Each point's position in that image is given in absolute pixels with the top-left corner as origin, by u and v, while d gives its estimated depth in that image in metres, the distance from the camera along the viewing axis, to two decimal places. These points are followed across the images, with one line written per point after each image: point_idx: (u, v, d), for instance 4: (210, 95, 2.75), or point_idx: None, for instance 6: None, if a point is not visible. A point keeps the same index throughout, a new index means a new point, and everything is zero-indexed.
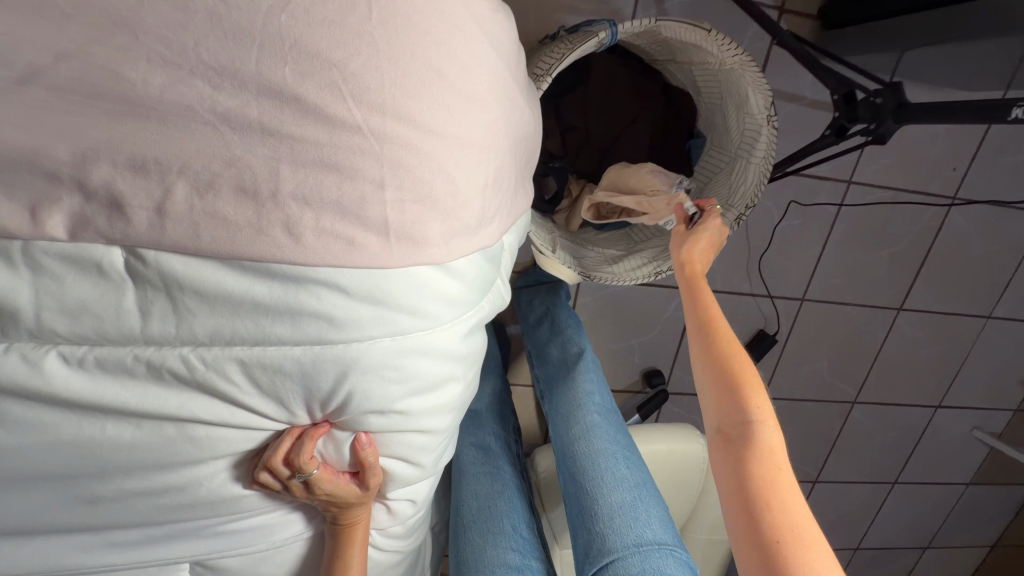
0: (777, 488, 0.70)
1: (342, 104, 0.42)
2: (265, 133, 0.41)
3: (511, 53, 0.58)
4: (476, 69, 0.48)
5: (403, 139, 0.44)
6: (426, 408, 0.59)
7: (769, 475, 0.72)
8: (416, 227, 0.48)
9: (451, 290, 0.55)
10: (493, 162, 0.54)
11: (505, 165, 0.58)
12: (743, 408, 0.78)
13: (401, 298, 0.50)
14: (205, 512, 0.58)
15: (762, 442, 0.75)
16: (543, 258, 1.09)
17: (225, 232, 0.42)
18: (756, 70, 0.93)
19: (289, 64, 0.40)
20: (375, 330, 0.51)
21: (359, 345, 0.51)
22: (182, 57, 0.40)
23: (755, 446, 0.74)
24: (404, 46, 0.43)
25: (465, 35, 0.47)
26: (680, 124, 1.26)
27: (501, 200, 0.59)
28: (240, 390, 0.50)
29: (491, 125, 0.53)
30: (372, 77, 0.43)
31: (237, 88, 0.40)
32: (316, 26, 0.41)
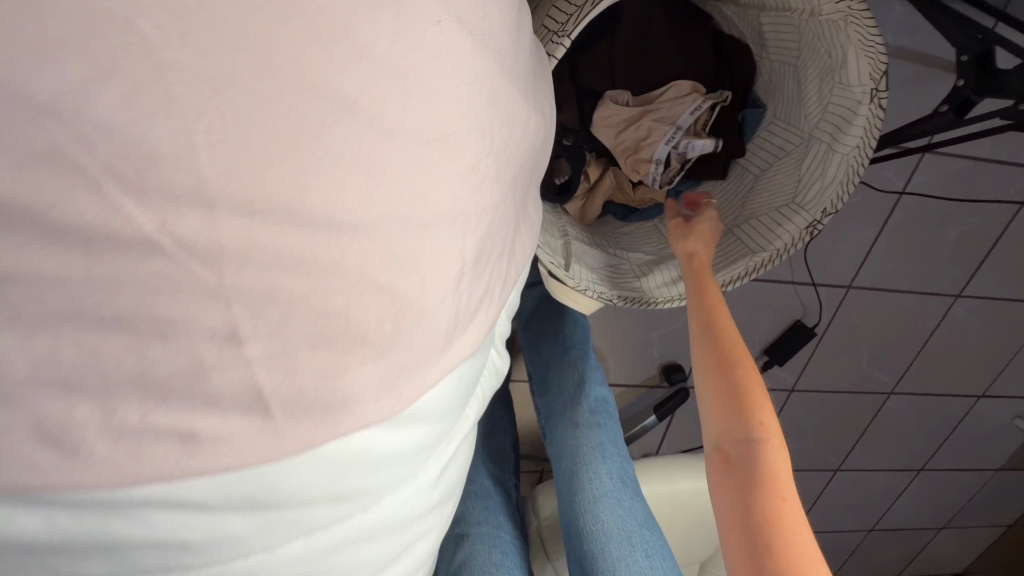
0: (783, 516, 0.65)
1: (177, 206, 0.26)
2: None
3: (489, 65, 0.38)
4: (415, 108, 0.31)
5: (278, 257, 0.29)
6: (384, 559, 0.45)
7: (774, 505, 0.66)
8: (326, 383, 0.32)
9: (392, 438, 0.38)
10: (456, 250, 0.36)
11: (482, 239, 0.40)
12: (743, 423, 0.72)
13: (302, 476, 0.34)
14: None
15: (768, 463, 0.69)
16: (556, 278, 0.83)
17: None
18: (871, 19, 0.65)
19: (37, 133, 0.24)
20: (273, 517, 0.34)
21: (251, 537, 0.34)
22: None
23: (760, 469, 0.69)
24: (256, 106, 0.27)
25: (379, 70, 0.30)
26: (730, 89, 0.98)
27: (476, 286, 0.41)
28: None
29: (444, 198, 0.35)
30: (208, 162, 0.27)
31: None
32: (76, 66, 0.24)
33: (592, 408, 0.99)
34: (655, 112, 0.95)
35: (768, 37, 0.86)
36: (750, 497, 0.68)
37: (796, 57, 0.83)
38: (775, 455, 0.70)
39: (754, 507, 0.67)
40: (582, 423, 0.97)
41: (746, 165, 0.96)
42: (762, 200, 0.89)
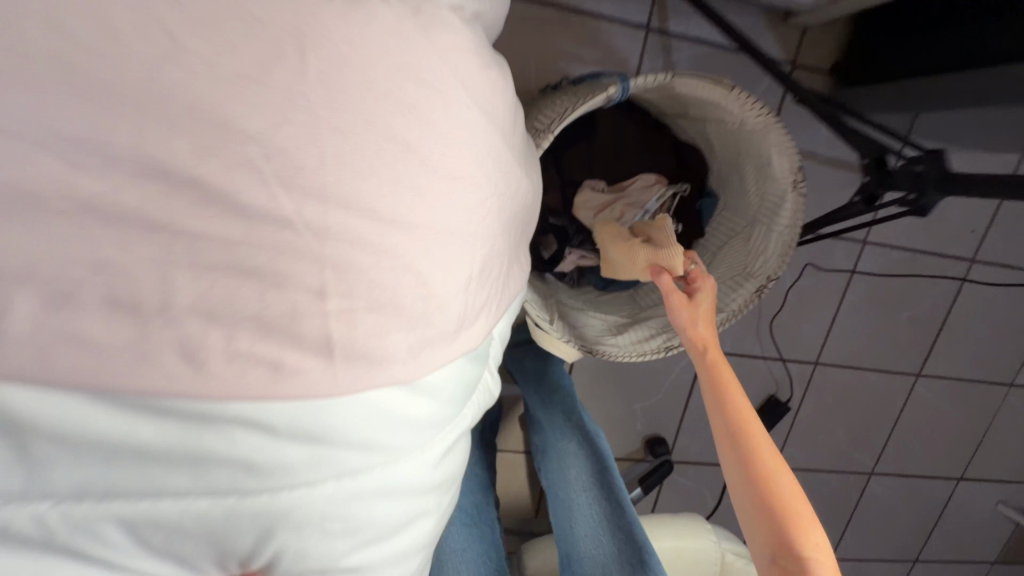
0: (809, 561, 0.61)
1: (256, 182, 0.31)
2: (150, 228, 0.29)
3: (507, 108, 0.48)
4: (458, 139, 0.39)
5: (352, 236, 0.34)
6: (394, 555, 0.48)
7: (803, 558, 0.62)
8: (369, 344, 0.37)
9: (420, 411, 0.43)
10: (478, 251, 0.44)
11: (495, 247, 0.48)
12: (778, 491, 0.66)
13: (348, 434, 0.38)
14: None
15: (799, 514, 0.64)
16: (541, 330, 0.95)
17: (90, 361, 0.30)
18: (781, 131, 0.86)
19: (183, 133, 0.29)
20: (313, 474, 0.38)
21: (292, 492, 0.38)
22: (21, 123, 0.27)
23: (781, 519, 0.64)
24: (349, 108, 0.34)
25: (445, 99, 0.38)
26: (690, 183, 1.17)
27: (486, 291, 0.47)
28: (128, 554, 0.37)
29: (476, 208, 0.42)
30: (307, 155, 0.32)
31: (105, 164, 0.28)
32: (231, 81, 0.31)
33: (587, 441, 1.05)
34: (626, 198, 1.12)
35: (713, 145, 1.07)
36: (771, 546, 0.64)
37: (733, 160, 1.04)
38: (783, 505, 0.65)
39: (781, 559, 0.63)
40: (578, 455, 1.04)
41: (704, 244, 1.11)
42: (718, 271, 1.03)
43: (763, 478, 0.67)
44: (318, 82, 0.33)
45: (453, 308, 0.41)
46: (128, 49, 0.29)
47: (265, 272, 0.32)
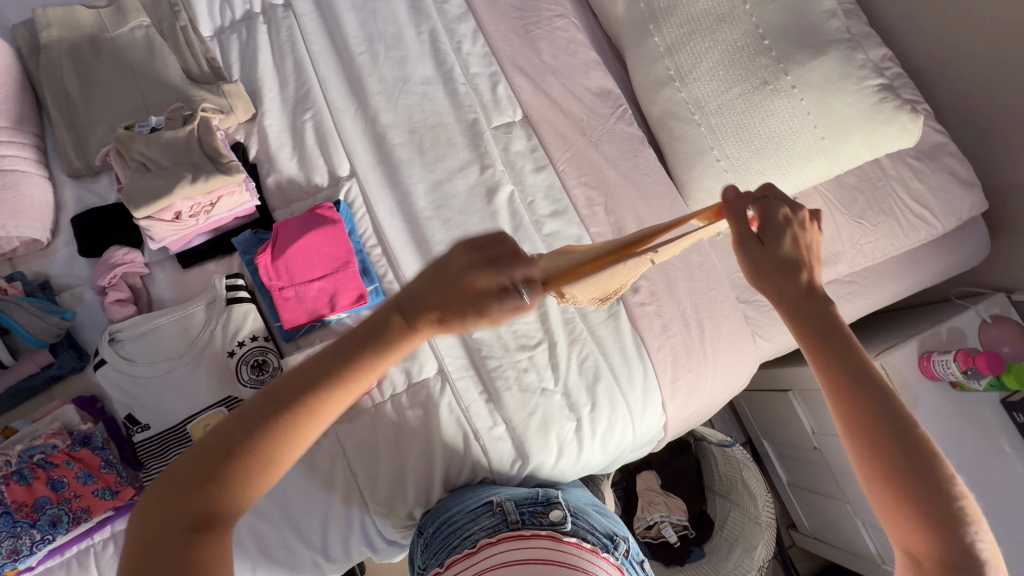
0: (893, 431, 0.60)
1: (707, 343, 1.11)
2: (686, 328, 1.10)
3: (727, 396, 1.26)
4: (737, 385, 1.16)
5: (705, 373, 1.11)
6: (590, 441, 1.05)
7: (894, 434, 0.60)
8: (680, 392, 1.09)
9: (654, 420, 1.10)
10: (699, 412, 1.16)
11: (696, 419, 1.18)
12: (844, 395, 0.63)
13: (647, 395, 1.08)
14: (486, 358, 1.04)
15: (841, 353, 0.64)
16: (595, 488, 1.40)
17: (647, 329, 1.09)
18: (771, 535, 1.49)
19: (709, 323, 1.12)
20: (629, 392, 1.07)
21: (621, 387, 1.07)
22: (690, 295, 1.12)
23: (869, 405, 0.61)
24: (733, 354, 1.13)
25: (745, 377, 1.16)
26: (697, 534, 1.71)
27: (682, 426, 1.16)
28: (576, 353, 1.06)
29: (715, 403, 1.16)
30: (720, 351, 1.11)
31: (692, 314, 1.11)
32: (726, 326, 1.12)
33: None
34: (668, 499, 1.74)
35: (725, 524, 1.69)
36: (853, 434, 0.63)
37: (730, 538, 1.63)
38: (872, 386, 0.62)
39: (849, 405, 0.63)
40: None
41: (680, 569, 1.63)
42: None
43: (842, 379, 0.63)
44: (738, 345, 1.13)
45: (690, 406, 1.12)
46: (717, 305, 1.13)
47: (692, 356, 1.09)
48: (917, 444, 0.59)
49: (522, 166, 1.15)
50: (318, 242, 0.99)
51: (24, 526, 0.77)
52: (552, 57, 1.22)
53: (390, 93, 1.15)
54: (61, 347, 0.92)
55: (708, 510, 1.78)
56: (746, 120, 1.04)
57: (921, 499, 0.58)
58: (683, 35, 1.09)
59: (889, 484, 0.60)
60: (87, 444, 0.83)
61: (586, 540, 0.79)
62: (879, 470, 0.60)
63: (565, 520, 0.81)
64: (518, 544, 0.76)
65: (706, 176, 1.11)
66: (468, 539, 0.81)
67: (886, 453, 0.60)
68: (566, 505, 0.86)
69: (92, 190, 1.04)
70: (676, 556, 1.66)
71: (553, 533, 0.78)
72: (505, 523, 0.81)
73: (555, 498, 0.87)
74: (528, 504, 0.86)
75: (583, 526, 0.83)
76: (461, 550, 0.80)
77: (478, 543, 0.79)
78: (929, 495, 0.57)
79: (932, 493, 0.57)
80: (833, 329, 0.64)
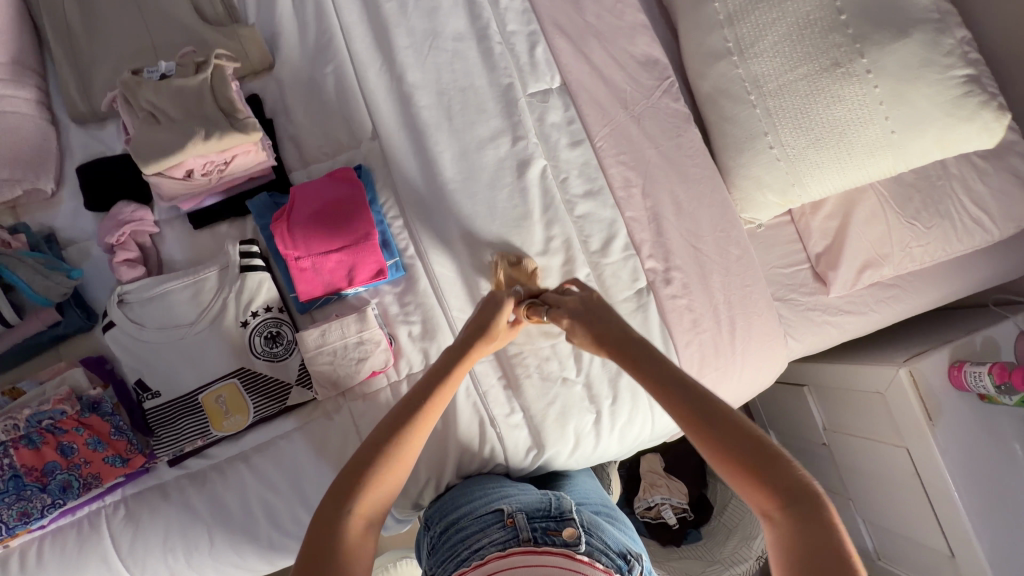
0: (775, 479, 0.58)
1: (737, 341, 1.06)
2: (716, 323, 1.05)
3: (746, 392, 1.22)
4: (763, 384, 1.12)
5: (732, 371, 1.07)
6: (608, 433, 1.02)
7: (740, 442, 0.61)
8: (704, 388, 1.06)
9: (674, 416, 1.07)
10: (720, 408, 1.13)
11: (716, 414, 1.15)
12: (714, 428, 0.62)
13: None
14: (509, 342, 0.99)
15: (692, 391, 0.65)
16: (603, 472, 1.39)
17: (676, 322, 1.04)
18: None
19: (742, 319, 1.06)
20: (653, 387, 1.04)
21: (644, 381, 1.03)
22: (726, 288, 1.06)
23: (728, 438, 0.61)
24: (766, 352, 1.08)
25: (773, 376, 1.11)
26: (695, 517, 1.73)
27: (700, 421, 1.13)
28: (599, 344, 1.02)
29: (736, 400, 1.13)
30: (749, 347, 1.07)
31: (725, 309, 1.06)
32: (760, 324, 1.07)
33: None
34: (670, 482, 1.74)
35: (723, 509, 1.71)
36: (757, 495, 0.59)
37: (728, 525, 1.66)
38: (729, 427, 0.61)
39: (712, 440, 0.62)
40: None
41: (675, 550, 1.67)
42: (677, 565, 1.57)
43: (715, 439, 0.62)
44: (770, 344, 1.08)
45: None
46: (752, 301, 1.07)
47: (718, 352, 1.05)
48: (800, 489, 0.58)
49: (557, 140, 1.06)
50: (336, 210, 0.93)
51: (34, 490, 0.76)
52: (597, 18, 1.11)
53: (419, 49, 1.06)
54: (69, 305, 0.88)
55: (708, 494, 1.79)
56: (810, 105, 0.95)
57: (829, 556, 0.53)
58: (749, 2, 0.98)
59: (776, 514, 0.57)
60: (96, 409, 0.80)
61: (600, 562, 0.73)
62: (748, 477, 0.59)
63: (578, 541, 0.75)
64: (529, 560, 0.71)
65: (754, 163, 1.03)
66: (475, 552, 0.77)
67: (760, 483, 0.59)
68: (580, 522, 0.80)
69: (98, 137, 0.97)
70: (673, 537, 1.69)
71: (566, 553, 0.72)
72: (515, 539, 0.76)
73: (569, 513, 0.81)
74: (540, 518, 0.80)
75: (597, 546, 0.78)
76: (468, 564, 0.76)
77: (486, 557, 0.75)
78: (810, 523, 0.55)
79: (780, 483, 0.58)
80: (657, 373, 0.68)
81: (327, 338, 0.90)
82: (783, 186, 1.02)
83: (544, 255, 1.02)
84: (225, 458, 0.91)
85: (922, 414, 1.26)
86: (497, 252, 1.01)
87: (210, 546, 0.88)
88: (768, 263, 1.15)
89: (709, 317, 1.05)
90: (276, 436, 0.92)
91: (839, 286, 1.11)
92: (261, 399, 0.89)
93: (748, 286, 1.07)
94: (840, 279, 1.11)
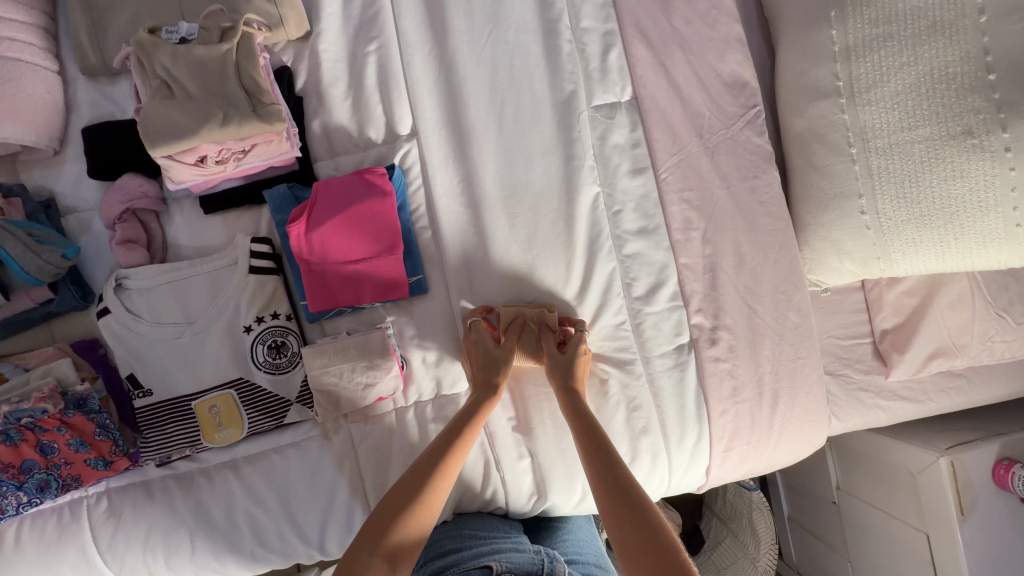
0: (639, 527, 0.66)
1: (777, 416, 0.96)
2: (757, 394, 0.95)
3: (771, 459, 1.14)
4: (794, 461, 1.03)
5: (765, 446, 0.97)
6: None
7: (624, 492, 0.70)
8: (730, 459, 0.97)
9: (691, 482, 0.99)
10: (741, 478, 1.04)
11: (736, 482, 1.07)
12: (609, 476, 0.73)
13: (693, 457, 0.96)
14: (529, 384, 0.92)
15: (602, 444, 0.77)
16: None
17: (715, 387, 0.94)
18: None
19: (786, 394, 0.96)
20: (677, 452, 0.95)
21: (668, 445, 0.94)
22: (775, 357, 0.96)
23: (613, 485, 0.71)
24: (805, 431, 0.98)
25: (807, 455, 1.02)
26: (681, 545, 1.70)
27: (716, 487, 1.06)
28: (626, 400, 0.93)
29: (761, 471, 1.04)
30: (788, 424, 0.97)
31: (770, 380, 0.96)
32: (805, 401, 0.97)
33: None
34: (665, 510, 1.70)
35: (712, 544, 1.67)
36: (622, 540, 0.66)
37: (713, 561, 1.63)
38: (616, 477, 0.72)
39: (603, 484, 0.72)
40: None
41: None
42: None
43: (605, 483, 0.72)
44: (811, 423, 0.98)
45: (735, 474, 1.00)
46: (802, 375, 0.97)
47: (754, 424, 0.96)
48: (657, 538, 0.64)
49: (617, 164, 0.93)
50: (360, 217, 0.83)
51: (9, 487, 0.71)
52: (686, 24, 0.95)
53: (476, 36, 0.92)
54: (62, 284, 0.81)
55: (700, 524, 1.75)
56: (921, 174, 0.81)
57: None
58: (874, 37, 0.82)
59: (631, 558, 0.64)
60: (82, 407, 0.74)
61: None
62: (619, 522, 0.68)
63: None
64: None
65: (836, 226, 0.90)
66: None
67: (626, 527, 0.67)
68: None
69: (110, 95, 0.87)
70: None
71: None
72: None
73: None
74: None
75: None
76: None
77: None
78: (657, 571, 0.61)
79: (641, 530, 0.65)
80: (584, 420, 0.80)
81: (335, 359, 0.82)
82: (865, 256, 0.89)
83: (581, 294, 0.92)
84: (214, 464, 0.86)
85: (955, 508, 1.15)
86: (531, 284, 0.91)
87: (191, 552, 0.85)
88: (825, 332, 1.03)
89: (750, 386, 0.95)
90: (269, 449, 0.86)
91: (901, 371, 1.00)
92: (257, 413, 0.83)
93: (800, 358, 0.96)
94: (904, 363, 0.99)
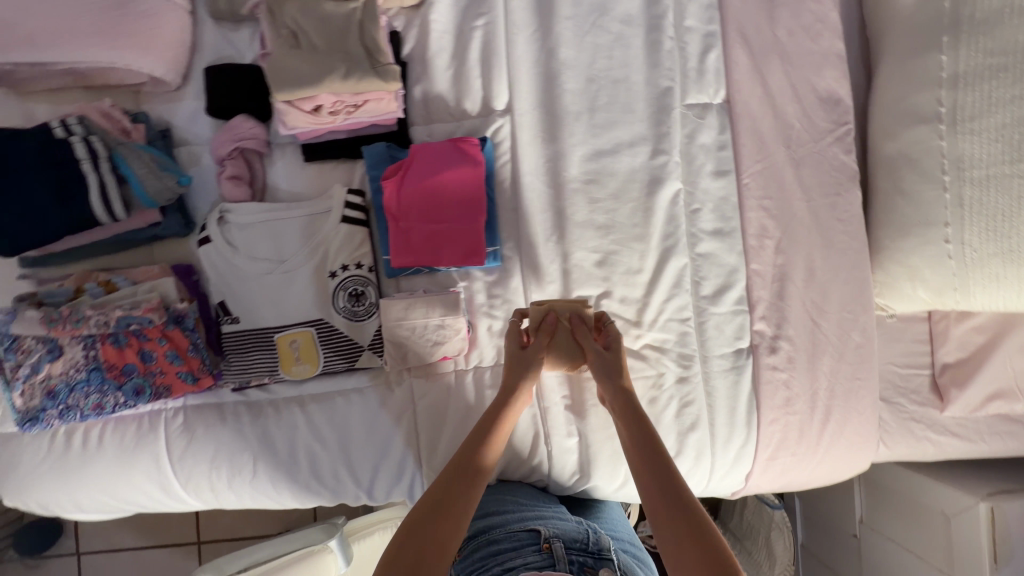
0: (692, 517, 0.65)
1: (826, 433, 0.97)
2: (810, 408, 0.96)
3: None
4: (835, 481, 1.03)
5: (809, 461, 0.98)
6: None
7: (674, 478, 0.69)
8: (773, 469, 0.98)
9: (730, 485, 1.00)
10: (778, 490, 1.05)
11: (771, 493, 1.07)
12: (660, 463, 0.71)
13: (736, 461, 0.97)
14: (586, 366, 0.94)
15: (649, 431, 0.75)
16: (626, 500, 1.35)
17: (768, 395, 0.95)
18: None
19: (839, 412, 0.96)
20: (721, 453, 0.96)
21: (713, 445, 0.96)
22: (833, 375, 0.96)
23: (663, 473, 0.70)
24: (851, 452, 0.98)
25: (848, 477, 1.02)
26: None
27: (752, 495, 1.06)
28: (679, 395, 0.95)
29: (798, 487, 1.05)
30: (836, 443, 0.97)
31: (824, 396, 0.96)
32: (856, 423, 0.97)
33: None
34: None
35: None
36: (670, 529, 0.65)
37: None
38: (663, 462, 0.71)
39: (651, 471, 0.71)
40: None
41: None
42: None
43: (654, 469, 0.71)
44: (859, 445, 0.98)
45: (775, 484, 1.01)
46: (857, 395, 0.97)
47: (801, 437, 0.97)
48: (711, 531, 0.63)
49: (701, 164, 0.95)
50: (452, 182, 0.87)
51: (111, 386, 0.78)
52: (788, 35, 0.96)
53: (581, 23, 0.94)
54: (171, 210, 0.87)
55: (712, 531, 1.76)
56: (1015, 209, 0.80)
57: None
58: (983, 69, 0.82)
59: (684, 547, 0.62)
60: (180, 323, 0.81)
61: None
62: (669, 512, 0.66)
63: None
64: None
65: (915, 252, 0.90)
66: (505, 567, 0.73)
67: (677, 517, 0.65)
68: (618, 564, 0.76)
69: (232, 40, 0.92)
70: None
71: None
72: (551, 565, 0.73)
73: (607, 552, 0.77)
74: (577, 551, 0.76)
75: None
76: None
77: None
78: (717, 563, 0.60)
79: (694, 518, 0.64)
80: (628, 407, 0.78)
81: (410, 314, 0.86)
82: (943, 285, 0.88)
83: (650, 286, 0.94)
84: (283, 398, 0.91)
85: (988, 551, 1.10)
86: (601, 270, 0.94)
87: (251, 475, 0.90)
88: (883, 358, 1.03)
89: (803, 400, 0.96)
90: (335, 391, 0.91)
91: (958, 407, 0.99)
92: (331, 354, 0.87)
93: (858, 379, 0.96)
94: (962, 400, 0.98)
